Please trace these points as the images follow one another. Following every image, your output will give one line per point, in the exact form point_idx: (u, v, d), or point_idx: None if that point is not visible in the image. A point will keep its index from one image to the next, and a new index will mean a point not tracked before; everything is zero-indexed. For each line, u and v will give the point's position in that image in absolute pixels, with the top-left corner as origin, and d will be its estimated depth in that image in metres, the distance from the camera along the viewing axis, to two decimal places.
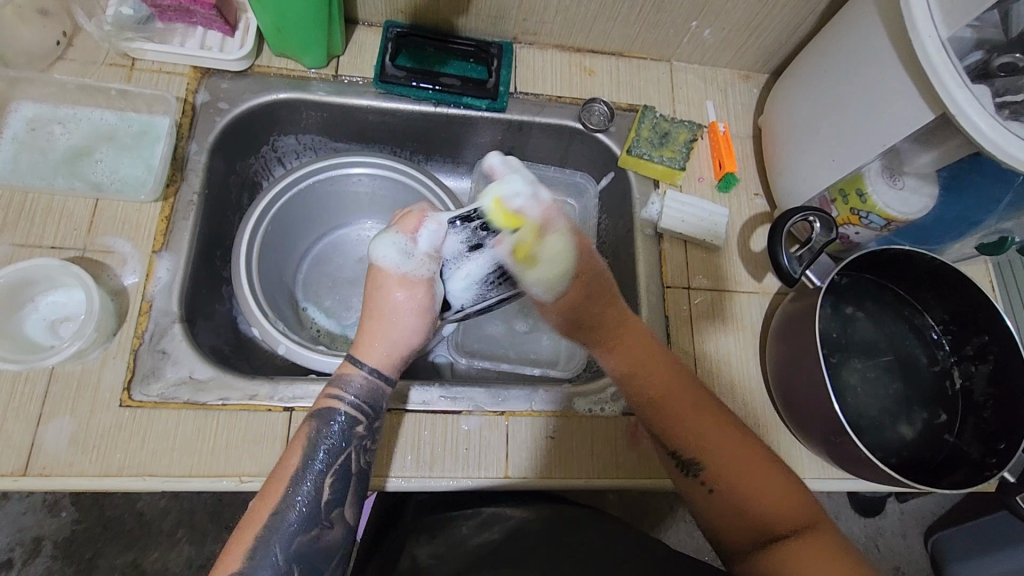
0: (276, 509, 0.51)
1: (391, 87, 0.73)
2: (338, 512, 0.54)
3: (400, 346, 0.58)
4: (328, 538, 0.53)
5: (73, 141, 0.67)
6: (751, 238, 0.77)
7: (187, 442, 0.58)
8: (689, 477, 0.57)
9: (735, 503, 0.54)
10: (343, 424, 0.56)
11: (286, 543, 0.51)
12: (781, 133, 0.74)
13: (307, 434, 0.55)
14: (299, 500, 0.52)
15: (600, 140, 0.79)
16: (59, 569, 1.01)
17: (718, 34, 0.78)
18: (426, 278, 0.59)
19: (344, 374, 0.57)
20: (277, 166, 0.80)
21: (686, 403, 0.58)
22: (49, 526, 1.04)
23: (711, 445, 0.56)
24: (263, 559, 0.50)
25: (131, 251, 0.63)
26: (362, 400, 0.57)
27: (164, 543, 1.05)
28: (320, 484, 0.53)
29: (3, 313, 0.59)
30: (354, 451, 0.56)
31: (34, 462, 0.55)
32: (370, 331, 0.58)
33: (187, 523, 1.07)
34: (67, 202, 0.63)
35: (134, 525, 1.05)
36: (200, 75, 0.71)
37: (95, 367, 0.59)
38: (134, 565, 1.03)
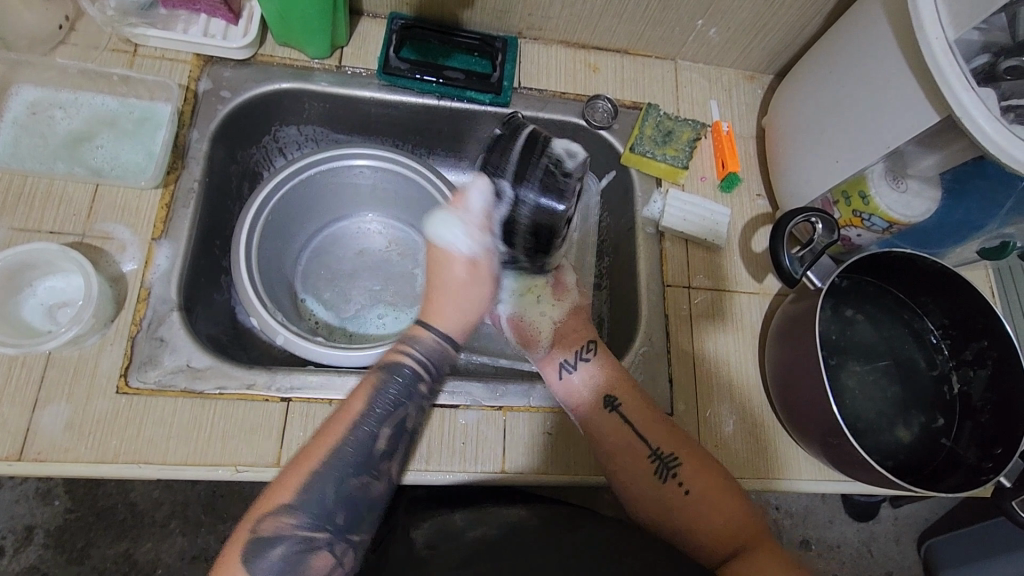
0: (336, 451, 0.52)
1: (395, 79, 0.73)
2: (387, 465, 0.54)
3: (466, 312, 0.61)
4: (374, 490, 0.53)
5: (73, 126, 0.66)
6: (753, 239, 0.77)
7: (183, 430, 0.58)
8: (667, 480, 0.60)
9: (704, 511, 0.58)
10: (408, 378, 0.56)
11: (339, 486, 0.51)
12: (784, 134, 0.74)
13: (373, 383, 0.56)
14: (357, 443, 0.53)
15: (603, 137, 0.78)
16: (51, 557, 1.01)
17: (724, 33, 0.78)
18: (486, 250, 0.62)
19: (412, 334, 0.59)
20: (278, 157, 0.79)
21: (659, 419, 0.63)
22: (41, 515, 1.03)
23: (688, 452, 0.61)
24: (313, 497, 0.50)
25: (130, 237, 0.63)
26: (428, 360, 0.58)
27: (158, 534, 1.05)
28: (377, 434, 0.54)
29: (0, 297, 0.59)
30: (411, 408, 0.56)
31: (29, 447, 0.55)
32: (439, 291, 0.61)
33: (180, 514, 1.06)
34: (67, 186, 0.63)
35: (127, 515, 1.05)
36: (203, 63, 0.70)
37: (92, 353, 0.58)
38: (125, 556, 1.03)
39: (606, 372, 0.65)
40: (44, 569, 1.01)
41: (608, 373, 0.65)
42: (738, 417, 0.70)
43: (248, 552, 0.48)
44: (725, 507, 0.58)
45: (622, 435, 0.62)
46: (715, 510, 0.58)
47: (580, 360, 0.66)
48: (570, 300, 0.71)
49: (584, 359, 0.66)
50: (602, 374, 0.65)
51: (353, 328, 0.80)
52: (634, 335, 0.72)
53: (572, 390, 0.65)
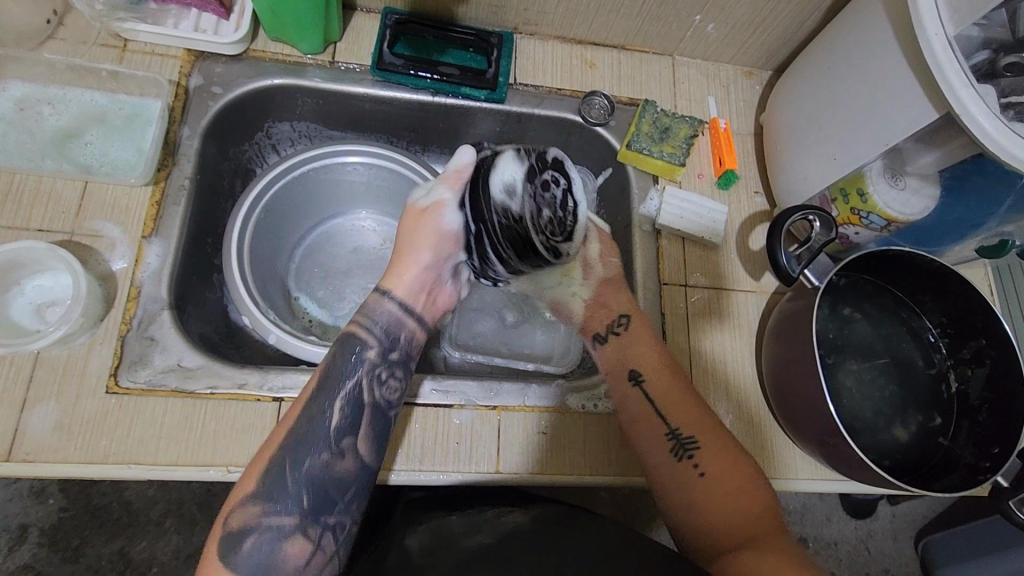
0: (293, 428, 0.53)
1: (389, 75, 0.72)
2: (349, 441, 0.54)
3: (423, 283, 0.62)
4: (339, 468, 0.53)
5: (61, 123, 0.65)
6: (750, 236, 0.77)
7: (173, 431, 0.57)
8: (682, 458, 0.60)
9: (715, 493, 0.58)
10: (359, 349, 0.57)
11: (297, 465, 0.52)
12: (782, 130, 0.74)
13: (328, 360, 0.57)
14: (315, 423, 0.53)
15: (599, 133, 0.78)
16: (46, 556, 1.01)
17: (722, 28, 0.77)
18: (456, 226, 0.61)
19: (376, 299, 0.60)
20: (271, 154, 0.78)
21: (685, 397, 0.64)
22: (35, 513, 1.03)
23: (707, 435, 0.61)
24: (276, 482, 0.51)
25: (120, 235, 0.62)
26: (386, 331, 0.59)
27: (153, 533, 1.04)
28: (332, 411, 0.54)
29: None
30: (367, 377, 0.56)
31: (17, 448, 0.54)
32: (406, 260, 0.61)
33: (175, 513, 1.06)
34: (56, 183, 0.62)
35: (122, 513, 1.04)
36: (193, 59, 0.69)
37: (81, 353, 0.58)
38: (120, 554, 1.02)
39: (638, 346, 0.67)
40: (39, 568, 1.00)
41: (638, 347, 0.67)
42: (734, 416, 0.69)
43: (223, 546, 0.49)
44: (738, 493, 0.57)
45: (642, 406, 0.63)
46: (727, 495, 0.57)
47: (611, 333, 0.69)
48: (596, 275, 0.72)
49: (615, 331, 0.69)
50: (632, 349, 0.67)
51: (346, 326, 0.79)
52: None
53: (603, 360, 0.69)
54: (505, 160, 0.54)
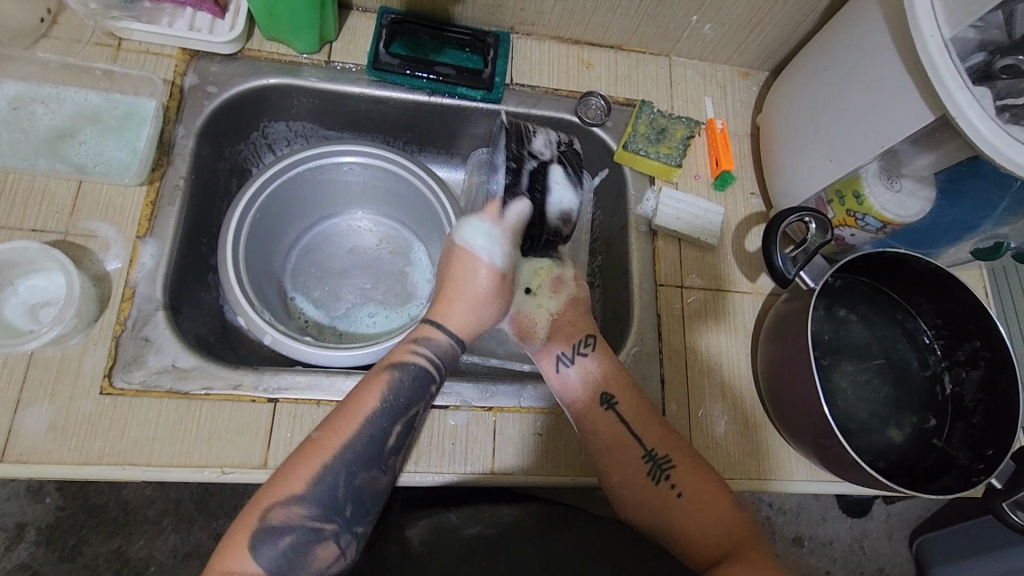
0: (349, 443, 0.52)
1: (385, 74, 0.72)
2: (394, 460, 0.55)
3: (483, 320, 0.63)
4: (380, 484, 0.53)
5: (55, 122, 0.65)
6: (746, 238, 0.77)
7: (168, 431, 0.57)
8: (661, 482, 0.59)
9: (696, 514, 0.58)
10: (420, 375, 0.57)
11: (349, 477, 0.51)
12: (778, 132, 0.73)
13: (385, 380, 0.56)
14: (372, 440, 0.53)
15: (596, 134, 0.78)
16: (43, 555, 1.01)
17: (719, 29, 0.77)
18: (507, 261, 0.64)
19: (431, 338, 0.60)
20: (267, 153, 0.78)
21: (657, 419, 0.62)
22: (32, 512, 1.02)
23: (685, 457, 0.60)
24: (324, 488, 0.50)
25: (114, 235, 0.62)
26: (438, 360, 0.59)
27: (150, 531, 1.04)
28: (389, 432, 0.54)
29: None
30: (425, 404, 0.57)
31: (11, 449, 0.54)
32: (466, 299, 0.62)
33: (172, 512, 1.06)
34: (50, 183, 0.62)
35: (118, 512, 1.04)
36: (188, 58, 0.69)
37: (75, 353, 0.58)
38: (118, 553, 1.02)
39: (606, 369, 0.64)
40: (36, 567, 1.00)
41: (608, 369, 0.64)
42: (730, 418, 0.69)
43: (255, 540, 0.48)
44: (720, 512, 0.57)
45: (615, 429, 0.61)
46: (707, 516, 0.57)
47: (577, 354, 0.65)
48: (568, 292, 0.69)
49: (581, 353, 0.65)
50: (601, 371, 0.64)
51: (342, 327, 0.79)
52: (625, 335, 0.71)
53: (567, 384, 0.64)
54: (555, 170, 0.72)
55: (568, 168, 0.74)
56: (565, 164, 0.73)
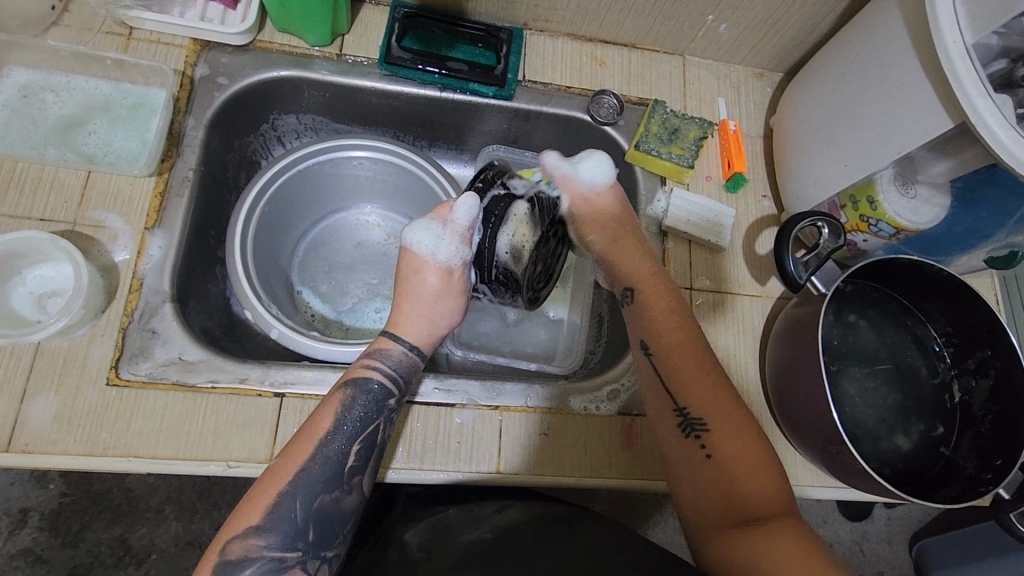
0: (305, 466, 0.52)
1: (397, 69, 0.72)
2: (358, 479, 0.54)
3: (440, 326, 0.62)
4: (345, 504, 0.53)
5: (65, 111, 0.64)
6: (757, 241, 0.76)
7: (174, 424, 0.57)
8: (689, 437, 0.58)
9: (727, 473, 0.56)
10: (376, 393, 0.56)
11: (308, 502, 0.51)
12: (793, 135, 0.73)
13: (339, 400, 0.55)
14: (329, 460, 0.52)
15: (608, 133, 0.77)
16: (45, 540, 1.01)
17: (734, 29, 0.76)
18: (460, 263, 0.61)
19: (387, 351, 0.58)
20: (277, 146, 0.78)
21: (709, 374, 0.61)
22: (36, 498, 1.03)
23: (722, 419, 0.58)
24: (283, 517, 0.50)
25: (122, 226, 0.62)
26: (395, 373, 0.58)
27: (152, 519, 1.05)
28: (347, 451, 0.54)
29: None
30: (383, 421, 0.57)
31: (17, 438, 0.54)
32: (420, 308, 0.60)
33: (175, 500, 1.06)
34: (58, 172, 0.61)
35: (121, 500, 1.04)
36: (199, 48, 0.69)
37: (82, 344, 0.57)
38: (120, 540, 1.03)
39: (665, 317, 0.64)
40: (39, 552, 1.01)
41: (660, 316, 0.64)
42: None
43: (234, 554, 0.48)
44: (753, 473, 0.56)
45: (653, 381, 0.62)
46: (737, 478, 0.55)
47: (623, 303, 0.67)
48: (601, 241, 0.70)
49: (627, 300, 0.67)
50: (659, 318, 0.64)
51: (349, 322, 0.79)
52: None
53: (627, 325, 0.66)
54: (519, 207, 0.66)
55: (535, 210, 0.67)
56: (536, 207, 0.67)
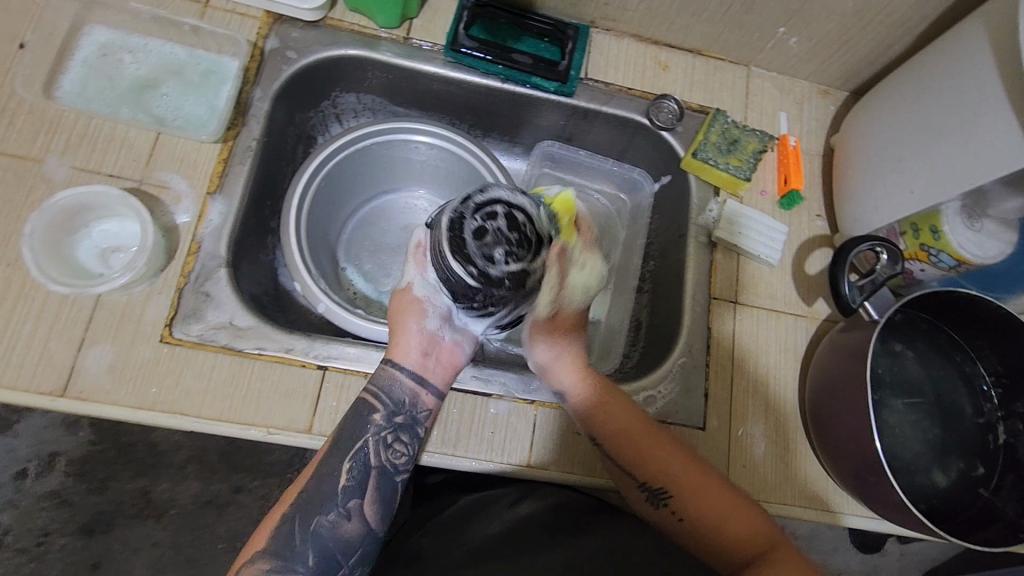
0: (306, 488, 0.54)
1: (461, 57, 0.72)
2: (355, 503, 0.55)
3: (419, 341, 0.60)
4: (346, 529, 0.54)
5: (140, 72, 0.65)
6: (807, 260, 0.75)
7: (221, 386, 0.58)
8: (660, 507, 0.59)
9: (704, 527, 0.56)
10: (366, 415, 0.57)
11: (305, 525, 0.53)
12: (855, 156, 0.72)
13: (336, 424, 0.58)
14: (324, 483, 0.54)
15: (664, 138, 0.76)
16: (71, 485, 1.04)
17: (805, 43, 0.75)
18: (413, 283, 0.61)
19: (379, 370, 0.60)
20: (335, 123, 0.79)
21: (652, 435, 0.60)
22: (66, 443, 1.06)
23: (681, 479, 0.58)
24: (284, 542, 0.52)
25: (186, 189, 0.63)
26: (389, 394, 0.59)
27: (174, 475, 1.07)
28: (340, 472, 0.55)
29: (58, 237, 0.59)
30: (372, 439, 0.57)
31: (73, 384, 0.55)
32: (399, 335, 0.60)
33: (197, 459, 1.09)
34: (129, 131, 0.62)
35: (146, 454, 1.07)
36: (272, 21, 0.70)
37: (139, 300, 0.59)
38: (141, 492, 1.06)
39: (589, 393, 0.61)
40: (64, 495, 1.04)
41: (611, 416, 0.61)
42: (770, 441, 0.68)
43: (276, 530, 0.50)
44: (730, 518, 0.56)
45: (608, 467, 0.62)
46: (716, 531, 0.56)
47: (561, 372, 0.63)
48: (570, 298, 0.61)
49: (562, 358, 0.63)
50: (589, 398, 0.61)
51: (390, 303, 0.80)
52: (673, 344, 0.70)
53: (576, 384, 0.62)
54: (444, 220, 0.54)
55: (493, 222, 0.53)
56: (496, 219, 0.53)
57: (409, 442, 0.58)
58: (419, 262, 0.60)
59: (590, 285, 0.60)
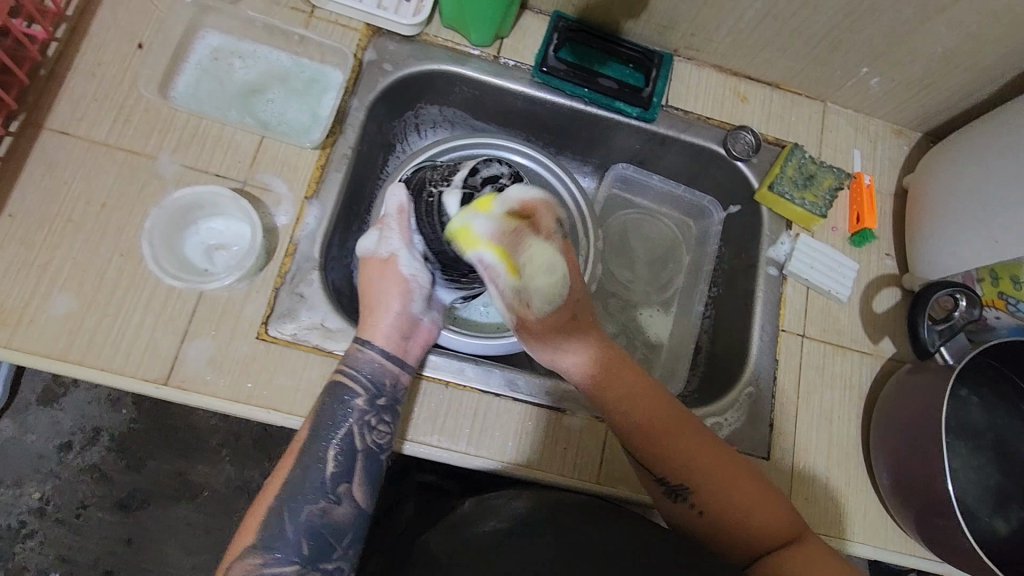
0: (289, 478, 0.54)
1: (549, 78, 0.74)
2: (345, 487, 0.55)
3: (399, 322, 0.62)
4: (337, 514, 0.54)
5: (248, 77, 0.68)
6: (875, 299, 0.76)
7: (312, 386, 0.61)
8: (678, 501, 0.57)
9: (729, 518, 0.55)
10: (348, 398, 0.58)
11: (295, 514, 0.53)
12: (931, 199, 0.72)
13: (315, 408, 0.57)
14: (312, 470, 0.55)
15: (739, 168, 0.77)
16: (111, 461, 1.08)
17: (887, 84, 0.76)
18: (391, 254, 0.64)
19: (354, 353, 0.60)
20: (413, 134, 0.81)
21: (675, 424, 0.58)
22: (109, 419, 1.09)
23: (704, 472, 0.56)
24: (275, 533, 0.52)
25: (286, 192, 0.65)
26: (370, 375, 0.59)
27: (210, 459, 1.10)
28: (326, 458, 0.55)
29: (170, 233, 0.62)
30: (357, 423, 0.57)
31: (176, 373, 0.58)
32: (376, 311, 0.62)
33: (232, 445, 1.12)
34: (236, 134, 0.65)
35: (186, 436, 1.10)
36: (371, 34, 0.72)
37: (239, 297, 0.61)
38: (179, 473, 1.09)
39: (595, 379, 0.61)
40: (103, 470, 1.07)
41: (639, 411, 0.59)
42: (831, 475, 0.69)
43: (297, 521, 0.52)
44: (751, 508, 0.55)
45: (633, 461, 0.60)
46: (748, 514, 0.54)
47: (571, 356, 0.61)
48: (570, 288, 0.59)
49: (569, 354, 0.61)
50: (596, 383, 0.61)
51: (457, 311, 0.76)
52: (741, 373, 0.72)
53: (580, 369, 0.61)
54: (450, 198, 0.60)
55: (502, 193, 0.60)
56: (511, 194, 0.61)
57: (392, 421, 0.59)
58: (402, 230, 0.64)
59: (549, 264, 0.56)
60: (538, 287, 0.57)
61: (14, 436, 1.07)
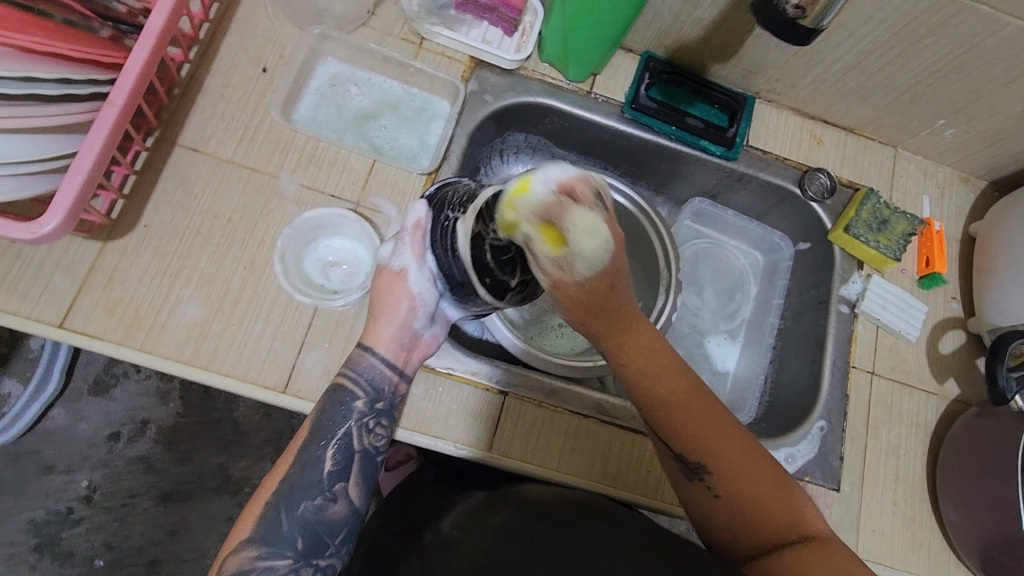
0: (288, 475, 0.55)
1: (638, 115, 0.78)
2: (341, 486, 0.56)
3: (402, 337, 0.59)
4: (332, 511, 0.55)
5: (363, 104, 0.73)
6: (941, 339, 0.79)
7: (418, 402, 0.65)
8: (695, 481, 0.53)
9: (741, 499, 0.52)
10: (348, 401, 0.58)
11: (290, 509, 0.54)
12: (1002, 248, 0.75)
13: (317, 408, 0.58)
14: (309, 467, 0.56)
15: (813, 209, 0.81)
16: (159, 452, 1.11)
17: (960, 136, 0.79)
18: (401, 270, 0.59)
19: (356, 357, 0.59)
20: (497, 158, 0.83)
21: (702, 410, 0.53)
22: (158, 411, 1.12)
23: (720, 455, 0.52)
24: (271, 527, 0.53)
25: (396, 214, 0.69)
26: (372, 380, 0.59)
27: (254, 455, 1.13)
28: (324, 456, 0.56)
29: (294, 249, 0.66)
30: (356, 425, 0.58)
31: (293, 383, 0.62)
32: (382, 324, 0.59)
33: (274, 443, 1.14)
34: (350, 157, 0.69)
35: (230, 432, 1.13)
36: (475, 66, 0.76)
37: (352, 313, 0.65)
38: (224, 467, 1.12)
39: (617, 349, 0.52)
40: (152, 461, 1.10)
41: (669, 385, 0.53)
42: (896, 509, 0.72)
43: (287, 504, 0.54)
44: (766, 504, 0.51)
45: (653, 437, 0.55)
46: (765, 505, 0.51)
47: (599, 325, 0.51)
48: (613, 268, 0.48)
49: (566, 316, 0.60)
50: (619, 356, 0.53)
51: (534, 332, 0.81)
52: (811, 405, 0.75)
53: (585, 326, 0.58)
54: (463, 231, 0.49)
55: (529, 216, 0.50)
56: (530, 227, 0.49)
57: (390, 426, 0.60)
58: (417, 247, 0.58)
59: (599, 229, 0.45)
60: (583, 253, 0.45)
61: (66, 424, 1.10)
